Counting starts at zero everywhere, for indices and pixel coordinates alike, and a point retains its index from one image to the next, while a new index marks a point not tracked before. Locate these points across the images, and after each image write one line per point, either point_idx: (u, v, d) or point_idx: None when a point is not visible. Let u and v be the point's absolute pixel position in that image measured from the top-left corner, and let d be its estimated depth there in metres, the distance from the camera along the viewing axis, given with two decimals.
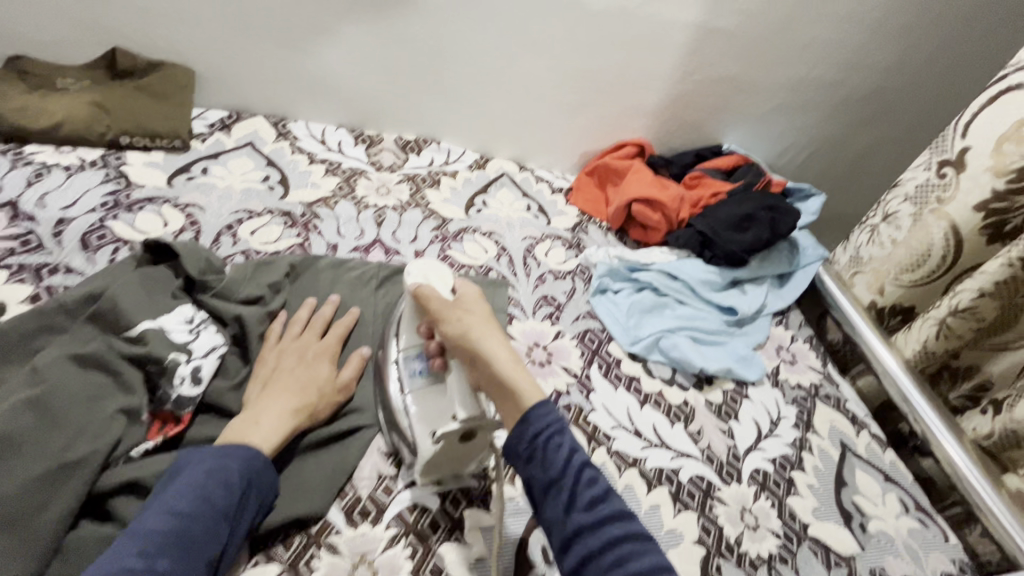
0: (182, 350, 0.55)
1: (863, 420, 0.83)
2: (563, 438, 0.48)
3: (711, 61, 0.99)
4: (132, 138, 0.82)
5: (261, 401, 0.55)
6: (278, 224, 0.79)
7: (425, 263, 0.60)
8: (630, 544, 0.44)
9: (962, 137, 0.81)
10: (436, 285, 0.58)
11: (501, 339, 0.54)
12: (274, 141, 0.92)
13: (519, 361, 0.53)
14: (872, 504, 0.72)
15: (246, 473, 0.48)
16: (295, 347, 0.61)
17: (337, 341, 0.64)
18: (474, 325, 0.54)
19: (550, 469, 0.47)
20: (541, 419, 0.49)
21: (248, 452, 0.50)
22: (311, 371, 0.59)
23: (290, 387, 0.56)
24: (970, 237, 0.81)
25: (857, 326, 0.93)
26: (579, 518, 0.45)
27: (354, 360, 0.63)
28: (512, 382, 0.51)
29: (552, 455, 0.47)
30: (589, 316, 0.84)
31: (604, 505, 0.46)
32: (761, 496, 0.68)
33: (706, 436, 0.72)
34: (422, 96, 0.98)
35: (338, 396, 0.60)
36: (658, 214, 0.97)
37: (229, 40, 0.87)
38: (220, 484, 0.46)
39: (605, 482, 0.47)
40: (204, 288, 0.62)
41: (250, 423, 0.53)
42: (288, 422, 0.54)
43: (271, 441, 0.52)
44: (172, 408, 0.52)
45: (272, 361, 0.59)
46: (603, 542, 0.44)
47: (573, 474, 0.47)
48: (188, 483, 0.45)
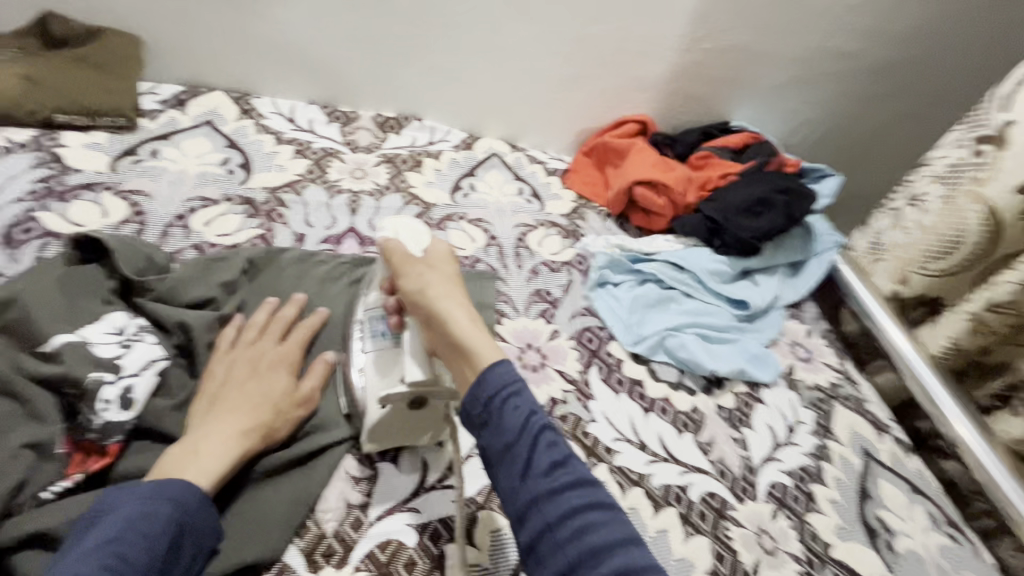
0: (109, 368, 0.46)
1: (886, 423, 0.76)
2: (521, 398, 0.44)
3: (721, 27, 0.89)
4: (69, 117, 0.73)
5: (204, 423, 0.47)
6: (237, 213, 0.70)
7: (400, 218, 0.55)
8: (591, 516, 0.40)
9: (1003, 110, 0.72)
10: (403, 240, 0.53)
11: (463, 301, 0.50)
12: (235, 119, 0.83)
13: (479, 324, 0.48)
14: (900, 519, 0.65)
15: (176, 519, 0.41)
16: (249, 355, 0.53)
17: (298, 346, 0.56)
18: (435, 283, 0.50)
19: (505, 434, 0.42)
20: (498, 379, 0.44)
21: (180, 491, 0.42)
22: (267, 384, 0.51)
23: (240, 407, 0.49)
24: (1010, 221, 0.72)
25: (870, 311, 0.87)
26: (536, 485, 0.41)
27: (317, 368, 0.55)
28: (468, 343, 0.46)
29: (510, 418, 0.43)
30: (587, 313, 0.76)
31: (565, 472, 0.41)
32: (779, 514, 0.61)
33: (718, 447, 0.65)
34: (401, 68, 0.88)
35: (298, 412, 0.52)
36: (663, 199, 0.88)
37: (178, 3, 0.77)
38: (140, 536, 0.39)
39: (566, 446, 0.43)
40: (143, 291, 0.54)
41: (186, 454, 0.45)
42: (234, 449, 0.46)
43: (210, 474, 0.44)
44: (95, 438, 0.45)
45: (221, 374, 0.51)
46: (563, 512, 0.40)
47: (531, 438, 0.42)
48: (100, 538, 0.38)
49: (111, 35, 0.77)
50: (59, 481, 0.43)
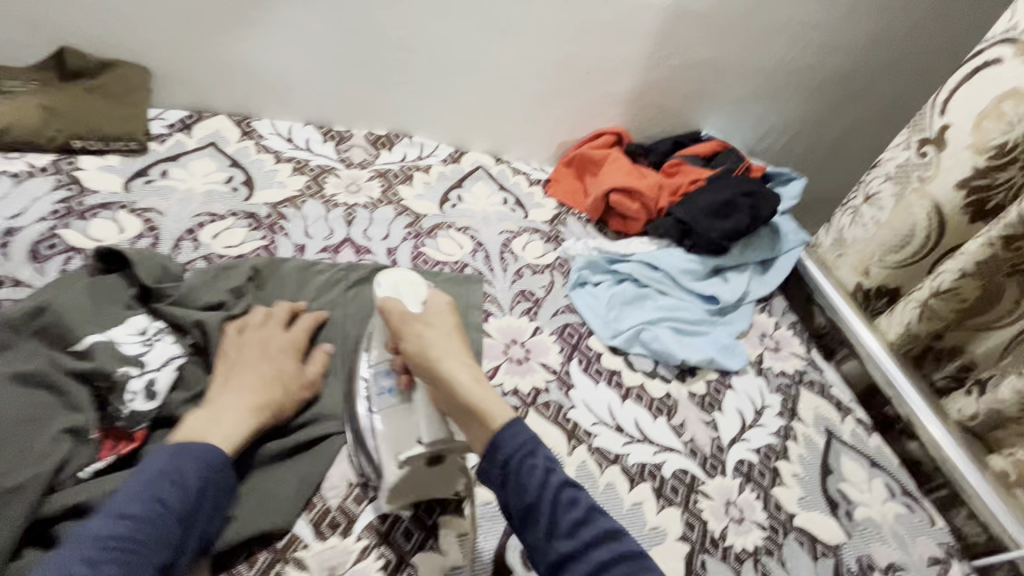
0: (134, 363, 0.52)
1: (848, 405, 0.82)
2: (538, 462, 0.49)
3: (686, 44, 0.97)
4: (85, 142, 0.79)
5: (222, 397, 0.53)
6: (241, 227, 0.76)
7: (396, 273, 0.61)
8: (613, 567, 0.45)
9: (940, 115, 0.79)
10: (402, 297, 0.59)
11: (471, 364, 0.56)
12: (238, 140, 0.89)
13: (483, 382, 0.54)
14: (859, 491, 0.71)
15: (202, 474, 0.47)
16: (257, 339, 0.59)
17: (301, 333, 0.62)
18: (442, 346, 0.55)
19: (527, 494, 0.48)
20: (513, 440, 0.50)
21: (207, 452, 0.48)
22: (275, 364, 0.57)
23: (252, 383, 0.54)
24: (952, 216, 0.80)
25: (838, 309, 0.93)
26: (562, 545, 0.46)
27: (318, 355, 0.61)
28: (481, 403, 0.52)
29: (530, 482, 0.48)
30: (568, 311, 0.82)
31: (587, 528, 0.46)
32: (745, 488, 0.67)
33: (690, 429, 0.71)
34: (390, 90, 0.95)
35: (304, 393, 0.58)
36: (637, 204, 0.94)
37: (183, 35, 0.83)
38: (173, 486, 0.45)
39: (585, 501, 0.48)
40: (161, 298, 0.60)
41: (209, 423, 0.51)
42: (251, 421, 0.52)
43: (231, 439, 0.50)
44: (125, 425, 0.50)
45: (234, 353, 0.57)
46: (590, 567, 0.45)
47: (551, 498, 0.47)
48: (143, 482, 0.45)
49: (122, 67, 0.83)
50: (95, 462, 0.48)
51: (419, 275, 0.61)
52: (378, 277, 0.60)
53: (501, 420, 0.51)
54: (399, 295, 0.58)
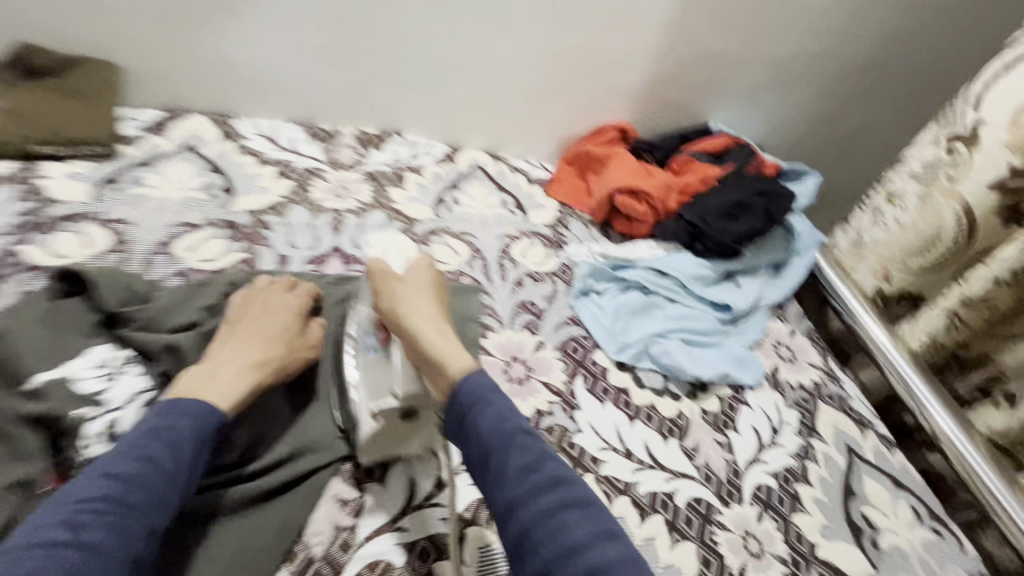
0: (92, 402, 0.48)
1: (869, 420, 0.77)
2: (494, 409, 0.49)
3: (695, 33, 0.90)
4: (49, 147, 0.73)
5: (221, 353, 0.54)
6: (220, 237, 0.71)
7: (384, 242, 0.62)
8: (564, 515, 0.45)
9: (973, 110, 0.73)
10: (385, 262, 0.60)
11: (445, 323, 0.56)
12: (217, 141, 0.83)
13: (450, 337, 0.55)
14: (884, 516, 0.67)
15: (195, 433, 0.47)
16: (258, 303, 0.59)
17: (302, 298, 0.62)
18: (416, 305, 0.56)
19: (481, 442, 0.48)
20: (472, 390, 0.50)
21: (201, 409, 0.48)
22: (274, 324, 0.57)
23: (254, 344, 0.55)
24: (983, 220, 0.74)
25: (857, 315, 0.87)
26: (511, 491, 0.46)
27: (316, 324, 0.62)
28: (446, 356, 0.52)
29: (484, 428, 0.48)
30: (572, 323, 0.77)
31: (536, 476, 0.47)
32: (764, 516, 0.62)
33: (703, 452, 0.66)
34: (380, 85, 0.89)
35: (306, 351, 0.59)
36: (643, 205, 0.89)
37: (154, 28, 0.77)
38: (165, 444, 0.45)
39: (539, 450, 0.48)
40: (126, 321, 0.55)
41: (205, 379, 0.51)
42: (249, 377, 0.53)
43: (229, 396, 0.51)
44: (80, 471, 0.46)
45: (234, 318, 0.58)
46: (536, 514, 0.45)
47: (504, 445, 0.48)
48: (133, 443, 0.45)
49: (89, 64, 0.77)
50: None
51: (406, 245, 0.63)
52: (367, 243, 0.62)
53: (462, 373, 0.51)
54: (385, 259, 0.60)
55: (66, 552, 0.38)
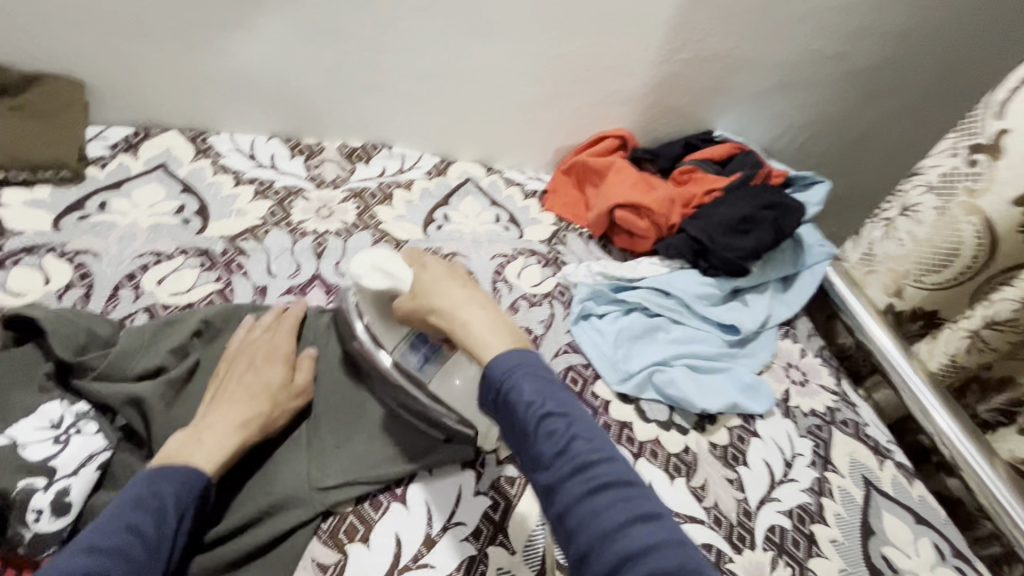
0: (40, 472, 0.43)
1: (886, 447, 0.73)
2: (519, 391, 0.43)
3: (699, 36, 0.85)
4: (8, 172, 0.68)
5: (209, 412, 0.51)
6: (192, 267, 0.66)
7: (364, 256, 0.56)
8: (599, 500, 0.39)
9: (997, 118, 0.68)
10: (389, 269, 0.54)
11: (475, 300, 0.50)
12: (192, 160, 0.78)
13: (482, 321, 0.48)
14: (905, 556, 0.63)
15: (180, 499, 0.44)
16: (245, 354, 0.56)
17: (288, 341, 0.58)
18: (438, 290, 0.50)
19: (511, 425, 0.43)
20: (495, 371, 0.44)
21: (186, 472, 0.46)
22: (263, 375, 0.54)
23: (240, 400, 0.52)
24: (1007, 235, 0.70)
25: (867, 329, 0.83)
26: (545, 475, 0.41)
27: (304, 361, 0.57)
28: (477, 338, 0.47)
29: (511, 412, 0.43)
30: (571, 350, 0.72)
31: (568, 458, 0.41)
32: (779, 563, 0.58)
33: (712, 492, 0.62)
34: (364, 97, 0.84)
35: (295, 402, 0.55)
36: (645, 221, 0.84)
37: (121, 42, 0.72)
38: (149, 512, 0.42)
39: (569, 427, 0.42)
40: (84, 371, 0.51)
41: (191, 442, 0.48)
42: (237, 438, 0.50)
43: (215, 457, 0.48)
44: (27, 550, 0.41)
45: (223, 372, 0.55)
46: (571, 499, 0.40)
47: (532, 428, 0.42)
48: (113, 514, 0.42)
49: (49, 81, 0.72)
50: None
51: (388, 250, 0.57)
52: (352, 269, 0.55)
53: (498, 350, 0.46)
54: (381, 276, 0.54)
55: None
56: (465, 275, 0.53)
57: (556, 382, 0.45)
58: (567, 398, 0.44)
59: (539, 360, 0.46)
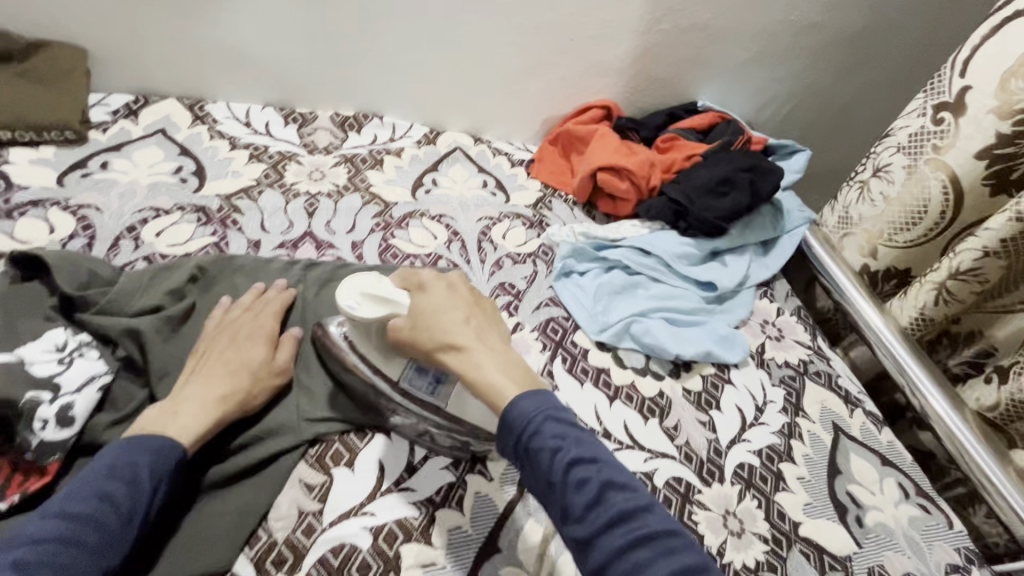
0: (46, 387, 0.46)
1: (857, 397, 0.75)
2: (546, 440, 0.44)
3: (679, 6, 0.88)
4: (14, 133, 0.71)
5: (188, 388, 0.52)
6: (189, 222, 0.69)
7: (347, 286, 0.54)
8: (636, 552, 0.41)
9: (960, 76, 0.71)
10: (383, 296, 0.53)
11: (481, 334, 0.51)
12: (189, 126, 0.81)
13: (493, 361, 0.49)
14: (870, 494, 0.65)
15: (156, 468, 0.46)
16: (225, 332, 0.57)
17: (272, 320, 0.59)
18: (447, 323, 0.50)
19: (539, 477, 0.44)
20: (518, 420, 0.45)
21: (163, 444, 0.47)
22: (245, 353, 0.55)
23: (218, 375, 0.53)
24: (972, 187, 0.72)
25: (854, 304, 0.84)
26: (579, 527, 0.43)
27: (286, 342, 0.59)
28: (489, 376, 0.48)
29: (538, 463, 0.44)
30: (552, 304, 0.75)
31: (601, 510, 0.42)
32: (746, 496, 0.61)
33: (684, 432, 0.65)
34: (355, 66, 0.87)
35: (276, 380, 0.56)
36: (625, 183, 0.86)
37: (120, 10, 0.75)
38: (123, 481, 0.44)
39: (598, 478, 0.43)
40: (85, 306, 0.54)
41: (168, 414, 0.50)
42: (212, 411, 0.51)
43: (191, 430, 0.49)
44: (34, 457, 0.44)
45: (203, 346, 0.56)
46: (608, 552, 0.41)
47: (561, 478, 0.43)
48: (89, 479, 0.43)
49: (52, 47, 0.75)
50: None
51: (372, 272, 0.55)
52: (342, 300, 0.53)
53: (511, 391, 0.47)
54: (374, 304, 0.53)
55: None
56: (468, 303, 0.53)
57: (581, 430, 0.46)
58: (591, 443, 0.46)
59: (557, 404, 0.47)
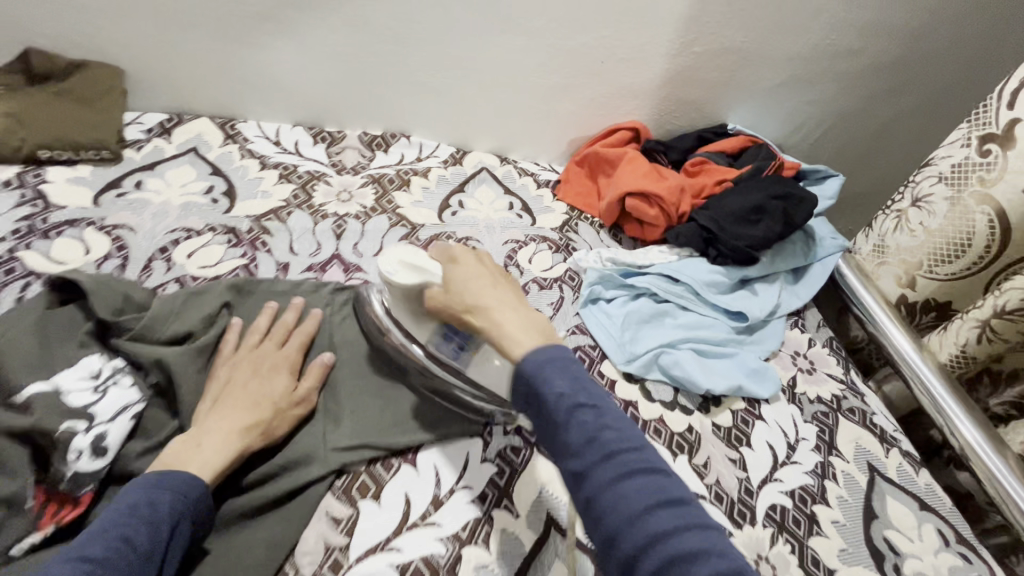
0: (82, 416, 0.46)
1: (893, 436, 0.73)
2: (550, 382, 0.43)
3: (713, 30, 0.87)
4: (52, 151, 0.72)
5: (209, 419, 0.51)
6: (220, 243, 0.70)
7: (391, 253, 0.56)
8: (628, 485, 0.39)
9: (1008, 108, 0.69)
10: (417, 263, 0.55)
11: (510, 298, 0.50)
12: (221, 145, 0.82)
13: (519, 319, 0.48)
14: (907, 540, 0.63)
15: (177, 506, 0.45)
16: (250, 361, 0.57)
17: (298, 350, 0.59)
18: (473, 290, 0.50)
19: (544, 418, 0.43)
20: (527, 367, 0.44)
21: (183, 481, 0.46)
22: (267, 384, 0.55)
23: (241, 403, 0.53)
24: (1019, 224, 0.70)
25: (889, 333, 0.81)
26: (574, 462, 0.41)
27: (314, 369, 0.59)
28: (509, 336, 0.46)
29: (542, 403, 0.43)
30: (579, 331, 0.74)
31: (598, 446, 0.40)
32: (778, 539, 0.59)
33: (714, 469, 0.63)
34: (385, 88, 0.87)
35: (297, 411, 0.56)
36: (655, 209, 0.85)
37: (159, 32, 0.76)
38: (142, 522, 0.43)
39: (599, 416, 0.42)
40: (120, 331, 0.54)
41: (191, 447, 0.49)
42: (236, 444, 0.50)
43: (212, 463, 0.48)
44: (67, 488, 0.44)
45: (224, 376, 0.55)
46: (599, 486, 0.39)
47: (562, 416, 0.42)
48: (106, 524, 0.42)
49: (92, 67, 0.76)
50: (29, 536, 0.42)
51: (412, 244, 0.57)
52: (381, 267, 0.55)
53: (529, 349, 0.45)
54: (410, 271, 0.54)
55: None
56: (494, 276, 0.52)
57: (586, 375, 0.45)
58: (596, 387, 0.44)
59: (569, 355, 0.46)
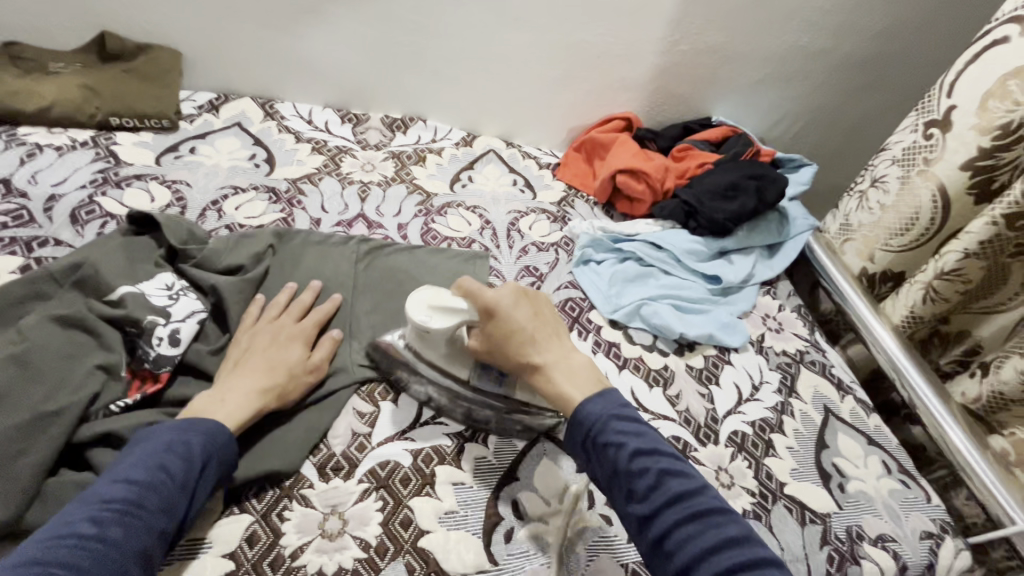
0: (161, 314, 0.58)
1: (849, 385, 0.82)
2: (614, 434, 0.50)
3: (697, 30, 0.98)
4: (121, 119, 0.84)
5: (232, 378, 0.56)
6: (262, 200, 0.81)
7: (415, 302, 0.58)
8: (691, 526, 0.45)
9: (947, 96, 0.79)
10: (448, 306, 0.58)
11: (555, 349, 0.57)
12: (261, 121, 0.94)
13: (570, 368, 0.56)
14: (853, 466, 0.72)
15: (208, 446, 0.49)
16: (270, 329, 0.62)
17: (313, 325, 0.64)
18: (524, 340, 0.56)
19: (606, 465, 0.50)
20: (588, 418, 0.52)
21: (212, 426, 0.50)
22: (283, 352, 0.59)
23: (257, 368, 0.57)
24: (958, 197, 0.79)
25: (869, 326, 0.88)
26: (640, 505, 0.47)
27: (325, 342, 0.64)
28: (567, 389, 0.54)
29: (606, 454, 0.50)
30: (571, 286, 0.84)
31: (660, 492, 0.47)
32: (737, 456, 0.69)
33: (685, 399, 0.73)
34: (406, 76, 0.98)
35: (309, 377, 0.60)
36: (642, 185, 0.96)
37: (214, 21, 0.88)
38: (179, 456, 0.46)
39: (658, 466, 0.48)
40: (186, 258, 0.66)
41: (216, 401, 0.53)
42: (255, 402, 0.55)
43: (235, 416, 0.53)
44: (150, 366, 0.56)
45: (245, 341, 0.60)
46: (665, 526, 0.45)
47: (625, 465, 0.48)
48: (146, 454, 0.46)
49: (155, 50, 0.89)
50: (123, 398, 0.55)
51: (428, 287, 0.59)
52: (414, 316, 0.58)
53: (583, 399, 0.54)
54: (446, 315, 0.57)
55: (88, 546, 0.39)
56: (534, 320, 0.58)
57: (643, 427, 0.51)
58: (654, 437, 0.51)
59: (621, 405, 0.53)
